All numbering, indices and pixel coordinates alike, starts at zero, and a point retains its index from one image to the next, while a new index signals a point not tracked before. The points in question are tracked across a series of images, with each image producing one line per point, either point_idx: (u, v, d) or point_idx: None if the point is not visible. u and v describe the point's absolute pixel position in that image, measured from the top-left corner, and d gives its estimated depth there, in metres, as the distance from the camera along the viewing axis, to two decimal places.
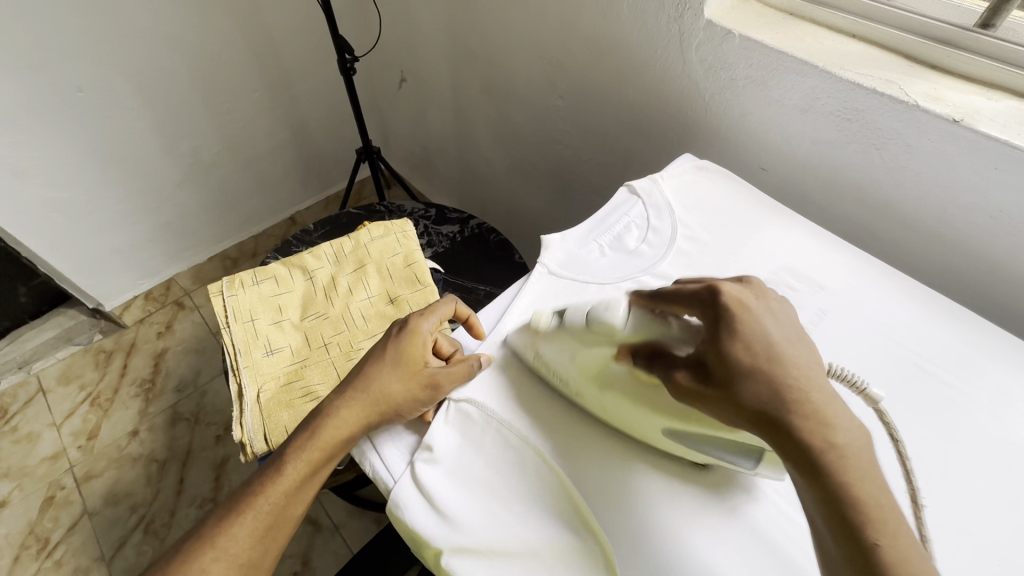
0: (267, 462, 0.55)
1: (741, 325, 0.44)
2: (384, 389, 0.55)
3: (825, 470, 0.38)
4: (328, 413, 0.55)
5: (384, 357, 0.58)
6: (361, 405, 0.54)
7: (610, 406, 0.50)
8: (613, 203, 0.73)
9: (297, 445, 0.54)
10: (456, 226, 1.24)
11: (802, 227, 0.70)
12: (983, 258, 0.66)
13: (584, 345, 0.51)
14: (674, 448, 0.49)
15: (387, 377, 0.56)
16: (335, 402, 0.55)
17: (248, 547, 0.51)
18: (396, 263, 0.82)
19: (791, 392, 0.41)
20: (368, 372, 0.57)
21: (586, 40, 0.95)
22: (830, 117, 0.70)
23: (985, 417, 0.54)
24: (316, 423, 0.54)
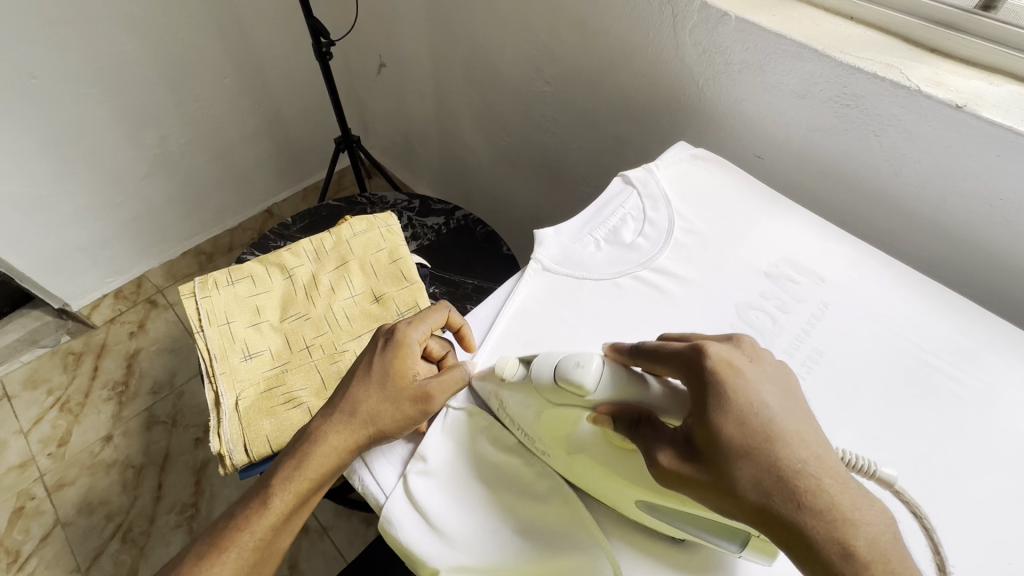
0: (251, 491, 0.51)
1: (735, 395, 0.40)
2: (374, 411, 0.51)
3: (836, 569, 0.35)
4: (314, 437, 0.51)
5: (373, 374, 0.53)
6: (348, 429, 0.50)
7: (582, 474, 0.46)
8: (608, 194, 0.71)
9: (285, 475, 0.50)
10: (440, 218, 1.20)
11: (801, 217, 0.68)
12: (982, 246, 0.65)
13: (547, 407, 0.46)
14: (647, 521, 0.45)
15: (375, 396, 0.52)
16: (321, 424, 0.52)
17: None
18: (381, 259, 0.78)
19: (800, 477, 0.37)
20: (356, 392, 0.52)
21: (575, 22, 0.91)
22: (828, 103, 0.68)
23: (990, 411, 0.53)
24: (301, 448, 0.51)
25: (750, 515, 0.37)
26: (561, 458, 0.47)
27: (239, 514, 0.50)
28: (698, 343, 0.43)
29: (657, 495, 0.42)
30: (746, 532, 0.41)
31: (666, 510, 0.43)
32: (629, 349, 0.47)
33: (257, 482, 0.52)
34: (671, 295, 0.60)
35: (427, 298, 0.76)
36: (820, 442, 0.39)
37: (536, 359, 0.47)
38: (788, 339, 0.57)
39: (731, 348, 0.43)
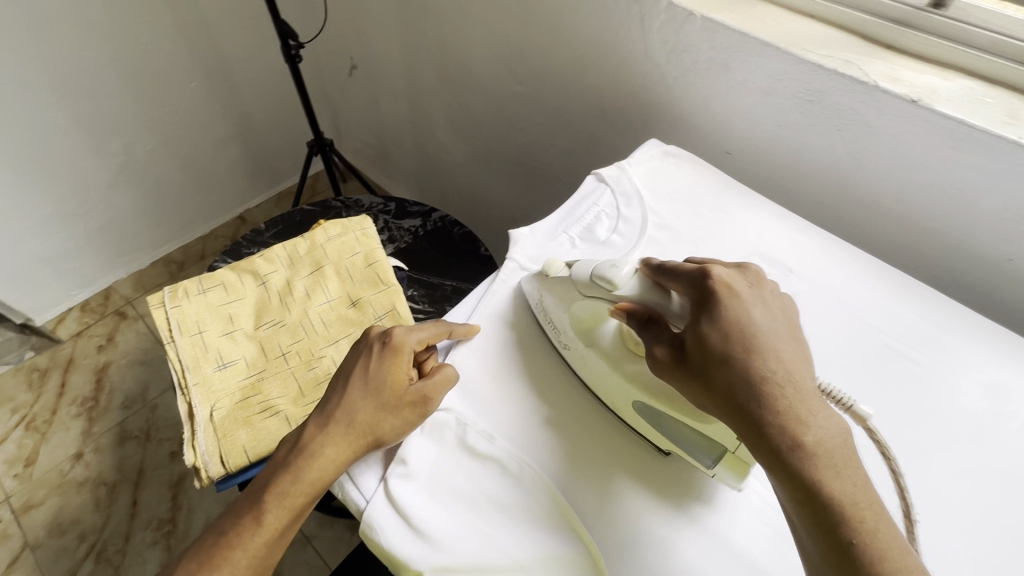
0: (242, 508, 0.50)
1: (726, 306, 0.45)
2: (369, 420, 0.50)
3: (782, 458, 0.39)
4: (308, 449, 0.50)
5: (367, 382, 0.52)
6: (346, 440, 0.50)
7: (595, 369, 0.52)
8: (582, 191, 0.71)
9: (279, 489, 0.49)
10: (417, 220, 1.20)
11: (770, 210, 0.69)
12: (940, 235, 0.67)
13: (580, 301, 0.54)
14: (639, 426, 0.50)
15: (372, 405, 0.51)
16: (316, 435, 0.51)
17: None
18: (356, 263, 0.77)
19: (765, 377, 0.42)
20: (350, 400, 0.52)
21: (545, 22, 0.91)
22: (792, 99, 0.70)
23: (952, 392, 0.55)
24: (296, 460, 0.50)
25: (720, 407, 0.43)
26: (578, 353, 0.53)
27: (234, 527, 0.49)
28: (706, 265, 0.48)
29: (654, 394, 0.48)
30: (722, 445, 0.46)
31: (660, 416, 0.48)
32: (656, 264, 0.52)
33: (250, 494, 0.51)
34: None
35: (405, 301, 0.75)
36: (797, 357, 0.44)
37: (579, 263, 0.55)
38: None
39: (736, 274, 0.48)
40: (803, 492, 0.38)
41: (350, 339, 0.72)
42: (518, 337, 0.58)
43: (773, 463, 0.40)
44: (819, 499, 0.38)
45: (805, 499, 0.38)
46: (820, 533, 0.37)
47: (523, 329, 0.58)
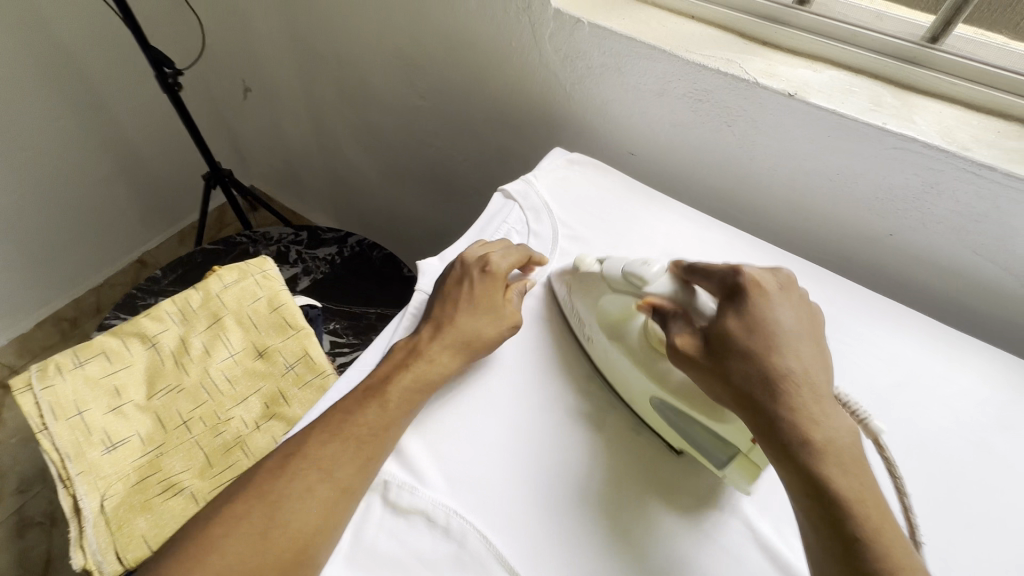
0: (353, 404, 0.49)
1: (752, 307, 0.46)
2: (478, 329, 0.53)
3: (794, 454, 0.41)
4: (426, 350, 0.52)
5: (472, 300, 0.55)
6: (462, 343, 0.53)
7: (614, 361, 0.53)
8: (490, 211, 0.69)
9: (398, 381, 0.50)
10: (333, 247, 1.13)
11: (675, 210, 0.71)
12: (828, 218, 0.71)
13: (613, 295, 0.55)
14: (655, 421, 0.51)
15: (485, 314, 0.55)
16: (438, 335, 0.53)
17: (346, 474, 0.45)
18: (259, 310, 0.71)
19: (786, 379, 0.43)
20: (457, 315, 0.54)
21: (439, 35, 0.89)
22: (684, 100, 0.71)
23: (851, 370, 0.58)
24: (420, 357, 0.51)
25: (737, 401, 0.44)
26: (600, 346, 0.54)
27: (349, 417, 0.48)
28: (735, 267, 0.49)
29: (677, 394, 0.48)
30: (736, 447, 0.46)
31: (679, 416, 0.49)
32: (686, 265, 0.53)
33: (365, 389, 0.50)
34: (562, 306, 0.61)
35: (318, 344, 0.70)
36: (812, 360, 0.45)
37: (612, 259, 0.56)
38: None
39: (768, 275, 0.49)
40: (809, 485, 0.40)
41: (260, 395, 0.66)
42: None
43: (785, 456, 0.41)
44: (825, 494, 0.39)
45: (811, 494, 0.40)
46: (824, 527, 0.39)
47: None
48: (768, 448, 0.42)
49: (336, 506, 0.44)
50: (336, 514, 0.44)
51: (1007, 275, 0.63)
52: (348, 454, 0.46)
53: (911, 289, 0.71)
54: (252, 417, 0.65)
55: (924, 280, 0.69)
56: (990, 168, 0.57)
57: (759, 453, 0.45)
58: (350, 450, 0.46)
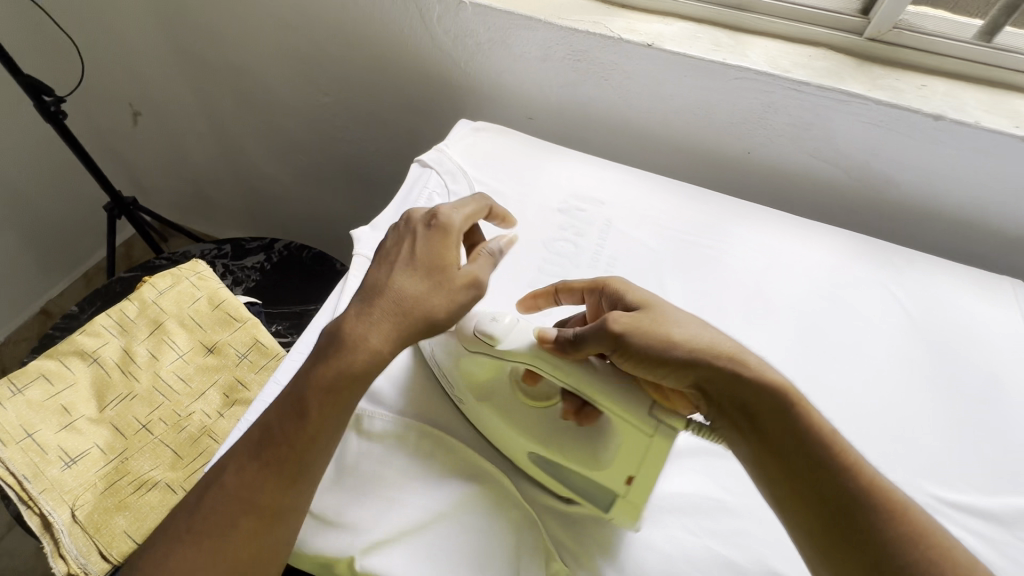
0: (276, 413, 0.45)
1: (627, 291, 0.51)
2: (414, 304, 0.48)
3: (750, 385, 0.44)
4: (352, 336, 0.46)
5: (412, 267, 0.50)
6: (395, 319, 0.47)
7: (486, 417, 0.51)
8: (410, 181, 0.75)
9: (322, 382, 0.45)
10: (260, 254, 1.14)
11: (574, 157, 0.80)
12: (700, 146, 0.84)
13: (468, 356, 0.50)
14: (538, 476, 0.51)
15: (419, 280, 0.49)
16: (365, 312, 0.47)
17: (276, 497, 0.43)
18: (201, 309, 0.73)
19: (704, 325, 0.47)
20: (390, 287, 0.48)
21: (332, 30, 0.93)
22: (565, 61, 0.81)
23: (734, 261, 0.70)
24: (345, 342, 0.46)
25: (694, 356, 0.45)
26: (472, 405, 0.52)
27: (270, 433, 0.44)
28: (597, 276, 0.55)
29: (550, 449, 0.48)
30: (614, 492, 0.47)
31: (559, 466, 0.49)
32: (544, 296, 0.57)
33: (285, 395, 0.45)
34: None
35: (266, 330, 0.73)
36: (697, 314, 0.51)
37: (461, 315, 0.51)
38: (588, 257, 0.68)
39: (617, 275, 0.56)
40: (774, 410, 0.43)
41: (218, 386, 0.69)
42: None
43: (746, 389, 0.44)
44: (785, 406, 0.43)
45: (778, 415, 0.42)
46: (798, 439, 0.41)
47: None
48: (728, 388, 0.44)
49: (273, 531, 0.43)
50: (274, 538, 0.43)
51: (837, 170, 0.78)
52: (272, 479, 0.43)
53: (775, 195, 0.85)
54: (214, 407, 0.67)
55: (781, 185, 0.83)
56: (807, 84, 0.71)
57: (635, 495, 0.46)
58: (273, 473, 0.43)
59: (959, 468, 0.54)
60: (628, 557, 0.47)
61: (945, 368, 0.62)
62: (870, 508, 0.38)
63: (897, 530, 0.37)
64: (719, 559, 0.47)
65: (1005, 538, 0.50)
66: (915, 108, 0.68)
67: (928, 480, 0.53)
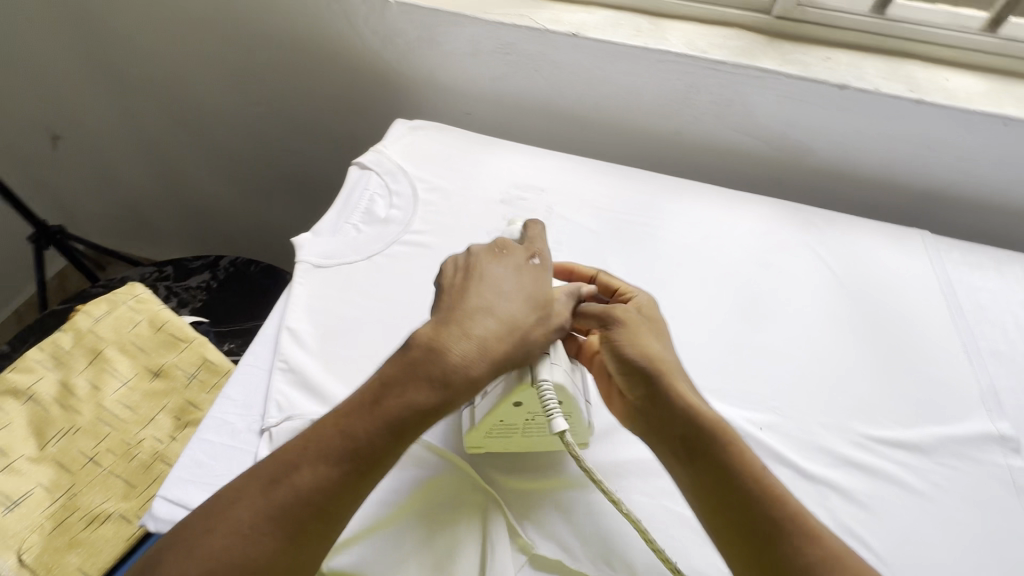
0: (365, 418, 0.42)
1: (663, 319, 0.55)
2: (515, 330, 0.47)
3: (682, 421, 0.46)
4: (455, 348, 0.44)
5: (517, 289, 0.49)
6: (501, 346, 0.46)
7: None
8: (349, 183, 0.74)
9: (421, 398, 0.43)
10: (205, 273, 1.10)
11: (513, 148, 0.81)
12: (633, 129, 0.87)
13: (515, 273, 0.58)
14: None
15: (526, 305, 0.49)
16: (475, 332, 0.45)
17: (346, 512, 0.41)
18: (142, 333, 0.70)
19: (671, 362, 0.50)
20: (496, 307, 0.47)
21: (258, 38, 0.91)
22: (495, 55, 0.82)
23: (672, 235, 0.73)
24: (452, 356, 0.44)
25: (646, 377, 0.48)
26: None
27: (356, 445, 0.41)
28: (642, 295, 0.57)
29: None
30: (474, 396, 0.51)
31: None
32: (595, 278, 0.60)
33: (377, 405, 0.43)
34: (433, 247, 0.68)
35: (214, 349, 0.71)
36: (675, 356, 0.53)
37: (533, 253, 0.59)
38: None
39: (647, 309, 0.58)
40: (693, 442, 0.45)
41: (167, 411, 0.67)
42: (337, 328, 0.59)
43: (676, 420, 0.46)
44: (711, 441, 0.45)
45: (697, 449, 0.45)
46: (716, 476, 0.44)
47: (340, 320, 0.60)
48: (665, 415, 0.47)
49: (327, 545, 0.41)
50: (326, 551, 0.41)
51: (760, 141, 0.83)
52: (352, 493, 0.41)
53: (708, 170, 0.89)
54: (164, 432, 0.66)
55: (711, 160, 0.87)
56: (724, 63, 0.74)
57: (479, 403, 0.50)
58: (355, 484, 0.41)
59: (883, 406, 0.59)
60: (591, 526, 0.49)
61: (868, 316, 0.67)
62: (792, 534, 0.40)
63: (819, 551, 0.39)
64: (674, 515, 0.50)
65: (926, 465, 0.55)
66: (821, 79, 0.73)
67: (857, 420, 0.58)
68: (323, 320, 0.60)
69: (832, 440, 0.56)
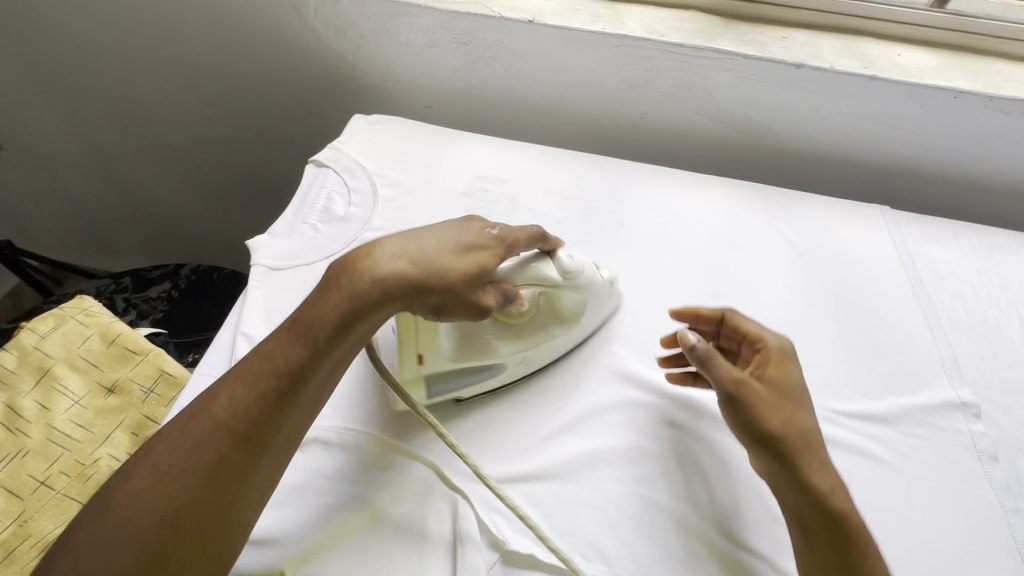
0: (284, 338, 0.43)
1: (796, 377, 0.50)
2: (435, 260, 0.46)
3: (823, 508, 0.44)
4: (369, 265, 0.45)
5: (449, 232, 0.49)
6: (413, 268, 0.45)
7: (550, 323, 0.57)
8: (306, 182, 0.72)
9: (331, 311, 0.43)
10: (166, 283, 1.06)
11: (474, 140, 0.80)
12: (595, 115, 0.86)
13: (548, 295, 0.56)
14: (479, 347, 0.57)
15: (452, 244, 0.48)
16: (385, 252, 0.46)
17: (269, 433, 0.42)
18: (94, 347, 0.67)
19: (811, 430, 0.47)
20: (419, 239, 0.48)
21: (206, 36, 0.88)
22: (452, 45, 0.80)
23: (637, 221, 0.73)
24: (364, 271, 0.44)
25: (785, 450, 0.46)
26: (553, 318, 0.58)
27: (273, 365, 0.42)
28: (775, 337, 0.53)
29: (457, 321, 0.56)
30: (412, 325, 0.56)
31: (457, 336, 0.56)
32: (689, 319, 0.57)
33: (293, 327, 0.44)
34: None
35: (173, 359, 0.68)
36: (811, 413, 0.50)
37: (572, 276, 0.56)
38: None
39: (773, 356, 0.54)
40: (832, 534, 0.43)
41: (124, 426, 0.63)
42: None
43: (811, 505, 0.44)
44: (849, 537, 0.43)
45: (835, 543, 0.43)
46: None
47: None
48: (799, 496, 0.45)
49: (256, 470, 0.41)
50: (256, 475, 0.41)
51: (722, 123, 0.83)
52: (273, 411, 0.41)
53: (673, 154, 0.89)
54: (122, 449, 0.62)
55: (674, 144, 0.87)
56: (682, 45, 0.74)
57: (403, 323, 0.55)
58: (273, 404, 0.41)
59: (849, 380, 0.60)
60: (564, 517, 0.49)
61: (831, 292, 0.67)
62: None
63: None
64: (646, 501, 0.50)
65: (894, 435, 0.55)
66: (778, 59, 0.73)
67: (825, 395, 0.58)
68: (282, 323, 0.58)
69: None
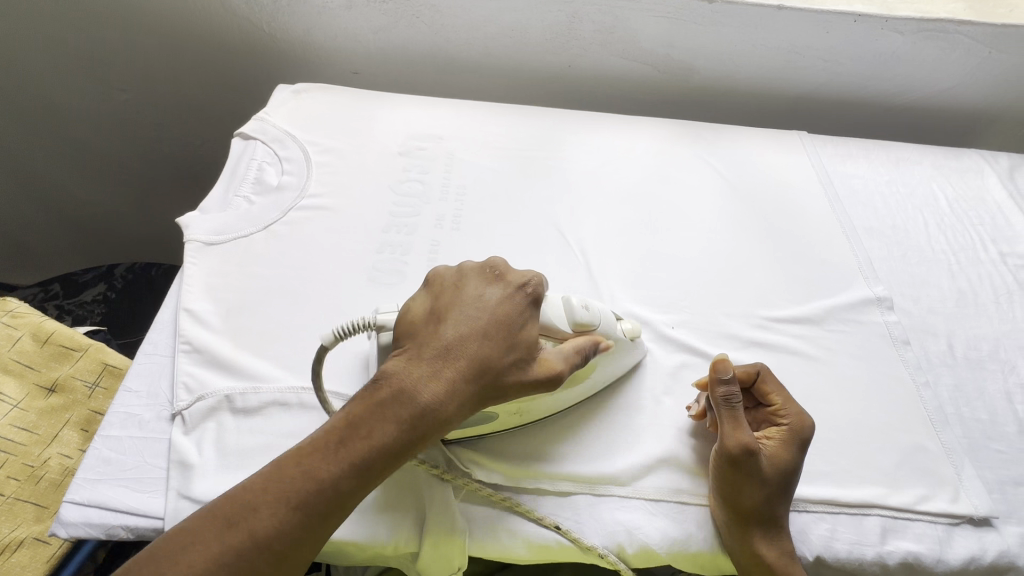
0: (333, 459, 0.39)
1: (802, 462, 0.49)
2: (492, 380, 0.42)
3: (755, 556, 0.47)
4: (422, 382, 0.41)
5: (505, 335, 0.44)
6: (471, 387, 0.42)
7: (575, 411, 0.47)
8: (234, 157, 0.70)
9: (386, 436, 0.40)
10: (100, 285, 0.99)
11: (404, 101, 0.79)
12: (524, 67, 0.87)
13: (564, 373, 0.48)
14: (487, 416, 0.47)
15: (506, 352, 0.43)
16: (442, 369, 0.41)
17: (311, 551, 0.38)
18: (26, 349, 0.64)
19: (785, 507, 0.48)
20: (477, 351, 0.42)
21: (107, 12, 0.84)
22: (370, 5, 0.79)
23: (573, 164, 0.75)
24: (422, 391, 0.41)
25: (754, 522, 0.47)
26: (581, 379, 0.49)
27: (322, 489, 0.38)
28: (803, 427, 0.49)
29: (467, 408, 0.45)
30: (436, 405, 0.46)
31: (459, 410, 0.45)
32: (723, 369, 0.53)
33: (344, 446, 0.39)
34: (335, 207, 0.66)
35: (116, 353, 0.67)
36: None
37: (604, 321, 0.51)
38: (437, 191, 0.69)
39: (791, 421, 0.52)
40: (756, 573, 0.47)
41: (72, 425, 0.62)
42: (241, 303, 0.56)
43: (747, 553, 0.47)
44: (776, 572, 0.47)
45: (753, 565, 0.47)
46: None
47: (243, 293, 0.57)
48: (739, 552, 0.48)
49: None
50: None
51: (647, 65, 0.85)
52: (317, 533, 0.38)
53: (605, 100, 0.91)
54: (73, 447, 0.61)
55: (604, 90, 0.89)
56: None
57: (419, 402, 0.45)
58: (321, 526, 0.38)
59: (779, 290, 0.64)
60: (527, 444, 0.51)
61: (758, 212, 0.72)
62: None
63: None
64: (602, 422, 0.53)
65: (818, 333, 0.61)
66: None
67: (758, 306, 0.62)
68: (224, 297, 0.57)
69: (737, 326, 0.61)
